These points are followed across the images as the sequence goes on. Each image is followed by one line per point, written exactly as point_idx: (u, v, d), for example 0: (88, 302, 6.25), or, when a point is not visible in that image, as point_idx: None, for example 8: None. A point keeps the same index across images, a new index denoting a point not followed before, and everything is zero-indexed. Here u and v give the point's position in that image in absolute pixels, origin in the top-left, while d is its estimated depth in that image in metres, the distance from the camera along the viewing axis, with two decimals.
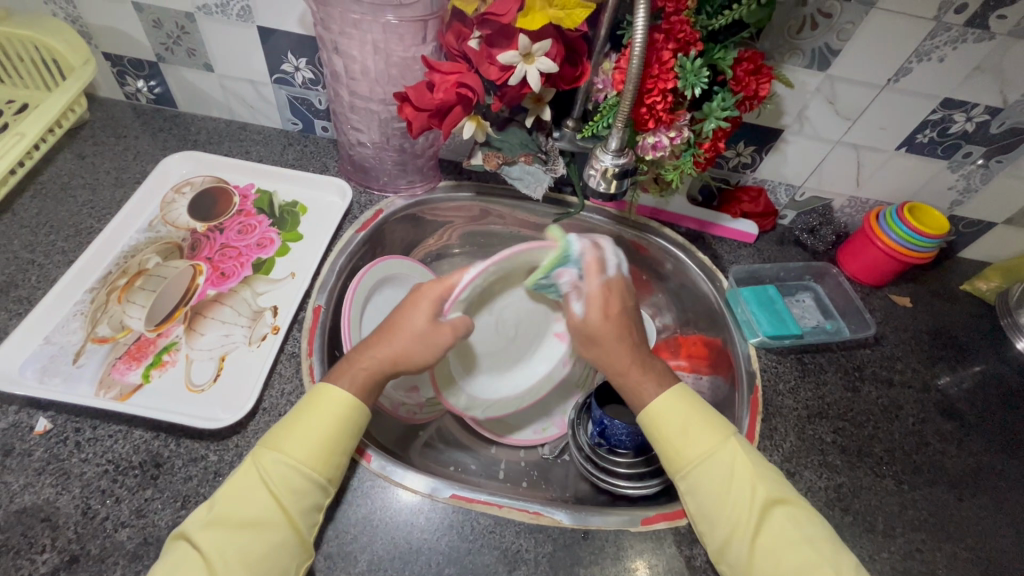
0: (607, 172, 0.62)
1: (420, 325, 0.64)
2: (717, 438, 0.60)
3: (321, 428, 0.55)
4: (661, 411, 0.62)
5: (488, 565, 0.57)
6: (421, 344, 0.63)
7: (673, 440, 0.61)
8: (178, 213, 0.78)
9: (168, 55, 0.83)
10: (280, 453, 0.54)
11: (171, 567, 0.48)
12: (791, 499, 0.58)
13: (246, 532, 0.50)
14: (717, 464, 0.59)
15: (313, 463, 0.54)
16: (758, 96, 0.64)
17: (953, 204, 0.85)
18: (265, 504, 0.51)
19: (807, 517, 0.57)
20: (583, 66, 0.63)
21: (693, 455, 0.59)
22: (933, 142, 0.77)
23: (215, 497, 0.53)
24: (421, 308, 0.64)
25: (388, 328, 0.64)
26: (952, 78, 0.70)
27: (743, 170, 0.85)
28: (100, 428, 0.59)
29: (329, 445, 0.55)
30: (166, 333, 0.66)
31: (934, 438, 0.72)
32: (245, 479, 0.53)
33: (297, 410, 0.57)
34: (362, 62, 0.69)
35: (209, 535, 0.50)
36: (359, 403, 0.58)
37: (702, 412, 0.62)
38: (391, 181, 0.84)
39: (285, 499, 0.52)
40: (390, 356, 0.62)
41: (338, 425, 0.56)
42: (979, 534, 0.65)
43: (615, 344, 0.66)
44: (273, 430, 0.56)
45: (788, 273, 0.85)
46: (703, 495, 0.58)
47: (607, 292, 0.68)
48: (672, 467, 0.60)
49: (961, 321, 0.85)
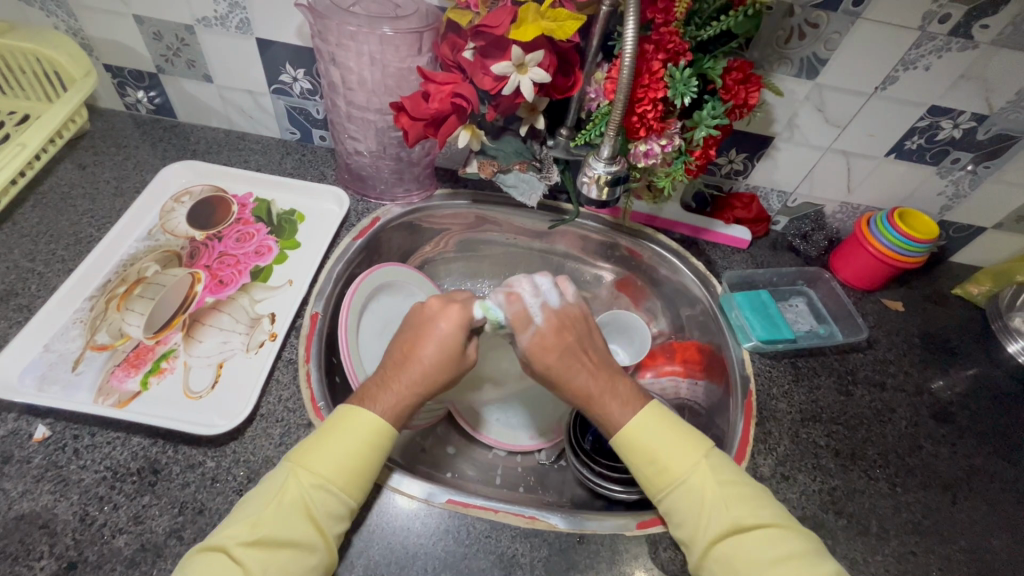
0: (599, 179, 0.63)
1: (439, 344, 0.63)
2: (693, 459, 0.59)
3: (358, 451, 0.55)
4: (635, 434, 0.61)
5: (485, 569, 0.57)
6: (444, 362, 0.63)
7: (646, 462, 0.60)
8: (177, 221, 0.79)
9: (168, 66, 0.84)
10: (317, 476, 0.53)
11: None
12: (775, 521, 0.56)
13: (285, 555, 0.50)
14: (691, 487, 0.58)
15: (351, 488, 0.54)
16: (748, 105, 0.65)
17: (943, 209, 0.86)
18: (303, 529, 0.51)
19: (789, 538, 0.55)
20: (575, 76, 0.65)
21: (668, 476, 0.59)
22: (921, 149, 0.78)
23: (250, 515, 0.51)
24: (439, 326, 0.64)
25: (405, 348, 0.64)
26: (938, 84, 0.71)
27: (735, 177, 0.86)
28: (99, 435, 0.59)
29: (365, 466, 0.56)
30: (165, 340, 0.67)
31: (927, 440, 0.72)
32: (281, 500, 0.52)
33: (332, 425, 0.57)
34: (358, 72, 0.71)
35: (248, 554, 0.49)
36: (386, 422, 0.58)
37: (678, 432, 0.61)
38: (388, 189, 0.85)
39: (325, 525, 0.52)
40: (418, 374, 0.62)
41: (371, 450, 0.56)
42: (972, 537, 0.65)
43: (573, 377, 0.65)
44: (304, 447, 0.56)
45: (781, 278, 0.87)
46: (681, 518, 0.58)
47: (558, 323, 0.68)
48: (649, 489, 0.60)
49: (953, 325, 0.86)
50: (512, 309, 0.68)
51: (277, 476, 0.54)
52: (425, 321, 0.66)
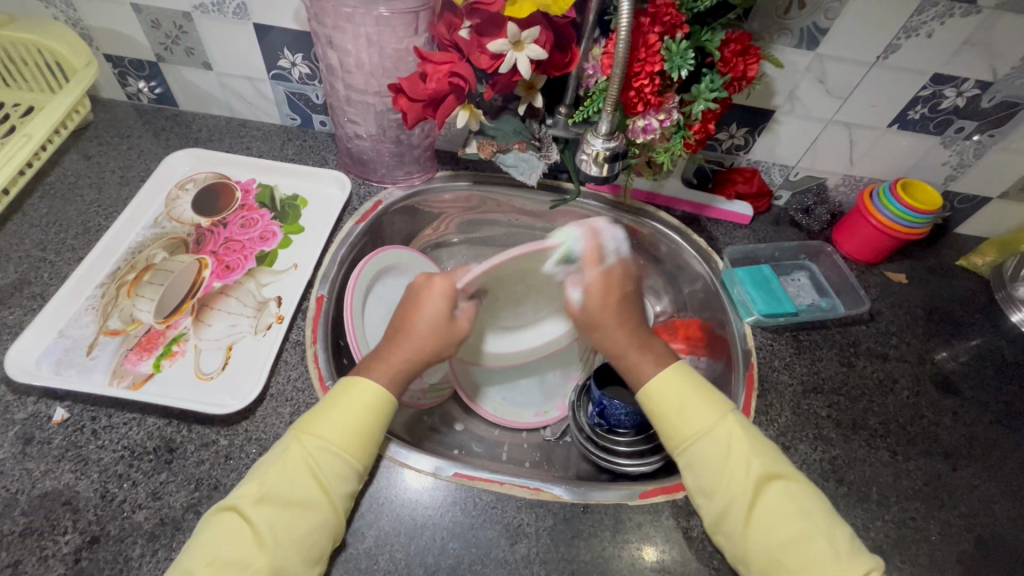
0: (598, 156, 0.63)
1: (433, 317, 0.66)
2: (714, 416, 0.61)
3: (360, 414, 0.57)
4: (661, 389, 0.63)
5: (491, 539, 0.59)
6: (439, 333, 0.66)
7: (671, 418, 0.62)
8: (183, 209, 0.80)
9: (167, 54, 0.85)
10: (318, 440, 0.55)
11: (218, 541, 0.50)
12: (788, 474, 0.59)
13: (293, 513, 0.52)
14: (715, 439, 0.60)
15: (354, 449, 0.56)
16: (746, 77, 0.64)
17: (948, 180, 0.85)
18: (310, 488, 0.53)
19: (803, 492, 0.58)
20: (572, 52, 0.64)
21: (692, 431, 0.61)
22: (925, 118, 0.77)
23: (259, 477, 0.54)
24: (433, 299, 0.67)
25: (400, 323, 0.66)
26: (941, 51, 0.70)
27: (736, 152, 0.86)
28: (115, 416, 0.61)
29: (367, 429, 0.57)
30: (175, 325, 0.68)
31: (928, 410, 0.73)
32: (290, 462, 0.54)
33: (338, 392, 0.59)
34: (356, 55, 0.71)
35: (256, 512, 0.52)
36: (386, 391, 0.60)
37: (701, 390, 0.64)
38: (389, 172, 0.86)
39: (330, 485, 0.54)
40: (414, 343, 0.64)
41: (374, 414, 0.58)
42: (972, 502, 0.66)
43: (613, 329, 0.70)
44: (309, 414, 0.58)
45: (783, 253, 0.87)
46: (703, 472, 0.59)
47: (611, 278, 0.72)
48: (672, 442, 0.62)
49: (957, 297, 0.85)
50: (591, 243, 0.72)
51: (283, 444, 0.56)
52: (420, 292, 0.68)
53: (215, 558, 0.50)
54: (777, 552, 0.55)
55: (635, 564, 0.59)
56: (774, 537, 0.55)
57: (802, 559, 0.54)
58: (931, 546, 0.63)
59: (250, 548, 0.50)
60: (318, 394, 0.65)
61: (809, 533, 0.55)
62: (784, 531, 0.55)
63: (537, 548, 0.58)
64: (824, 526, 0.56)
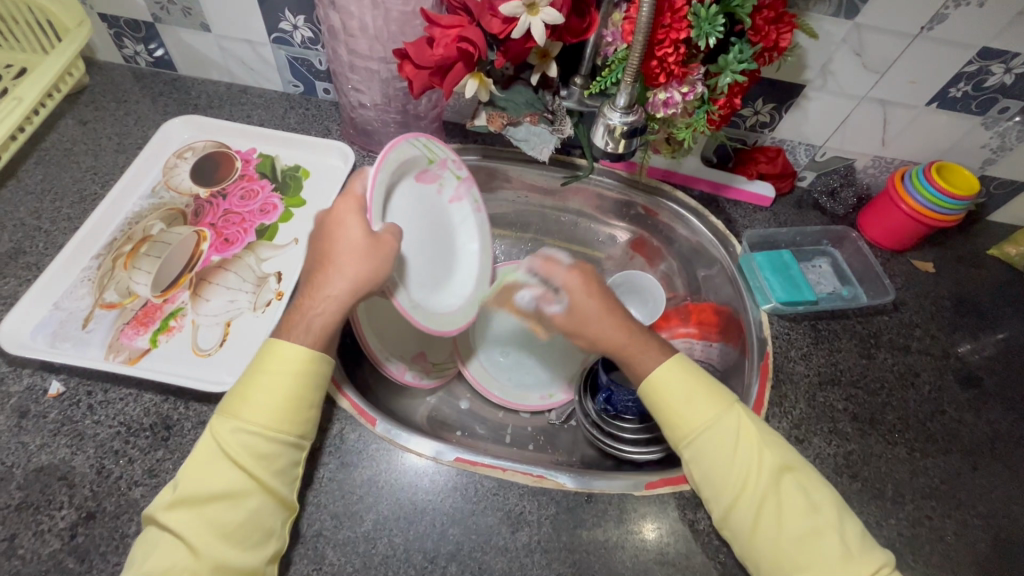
0: (615, 131, 0.59)
1: (352, 239, 0.55)
2: (718, 410, 0.58)
3: (277, 389, 0.53)
4: (663, 383, 0.59)
5: (492, 526, 0.57)
6: (367, 258, 0.54)
7: (673, 413, 0.59)
8: (181, 178, 0.78)
9: (164, 14, 0.81)
10: (247, 421, 0.52)
11: (152, 546, 0.49)
12: (798, 468, 0.57)
13: (225, 503, 0.50)
14: (721, 433, 0.57)
15: (278, 425, 0.53)
16: (779, 48, 0.60)
17: (985, 164, 0.80)
18: (231, 475, 0.50)
19: (816, 485, 0.56)
20: (590, 17, 0.60)
21: (697, 426, 0.58)
22: (967, 97, 0.72)
23: (178, 475, 0.51)
24: (348, 222, 0.55)
25: (318, 256, 0.56)
26: (993, 23, 0.64)
27: (760, 129, 0.81)
28: (111, 391, 0.60)
29: (290, 403, 0.53)
30: (172, 299, 0.66)
31: (950, 406, 0.70)
32: (207, 453, 0.51)
33: (250, 371, 0.54)
34: (360, 18, 0.66)
35: (182, 515, 0.49)
36: (312, 351, 0.54)
37: (704, 382, 0.60)
38: (394, 144, 0.82)
39: (255, 467, 0.51)
40: (339, 277, 0.54)
41: (297, 383, 0.53)
42: (990, 502, 0.64)
43: (602, 320, 0.62)
44: (228, 396, 0.54)
45: (805, 237, 0.83)
46: (708, 465, 0.57)
47: (583, 280, 0.64)
48: (676, 437, 0.59)
49: (986, 287, 0.81)
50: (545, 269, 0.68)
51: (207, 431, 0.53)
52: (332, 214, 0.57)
53: (151, 566, 0.48)
54: (788, 548, 0.53)
55: (640, 556, 0.57)
56: (786, 531, 0.54)
57: (813, 557, 0.52)
58: (945, 547, 0.61)
59: (184, 549, 0.48)
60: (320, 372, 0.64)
61: (817, 527, 0.53)
62: (791, 529, 0.54)
63: (539, 536, 0.57)
64: (836, 518, 0.54)
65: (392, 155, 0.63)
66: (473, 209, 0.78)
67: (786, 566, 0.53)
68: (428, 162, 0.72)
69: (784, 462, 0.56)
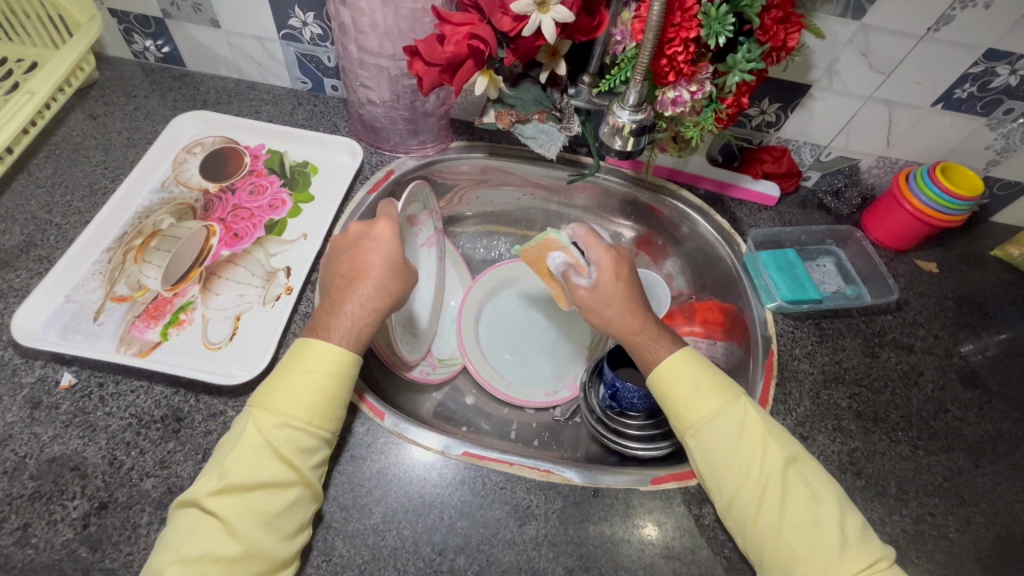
0: (623, 129, 0.59)
1: (384, 256, 0.63)
2: (725, 400, 0.59)
3: (316, 384, 0.55)
4: (672, 372, 0.60)
5: (499, 519, 0.58)
6: (395, 276, 0.63)
7: (679, 401, 0.60)
8: (190, 173, 0.78)
9: (174, 10, 0.81)
10: (284, 414, 0.53)
11: (185, 534, 0.49)
12: (802, 461, 0.58)
13: (262, 494, 0.51)
14: (727, 422, 0.58)
15: (318, 420, 0.54)
16: (787, 47, 0.60)
17: (989, 165, 0.81)
18: (271, 467, 0.51)
19: (819, 479, 0.57)
20: (600, 16, 0.60)
21: (704, 415, 0.59)
22: (972, 98, 0.72)
23: (216, 465, 0.52)
24: (381, 236, 0.63)
25: (349, 267, 0.62)
26: (999, 24, 0.65)
27: (766, 129, 0.82)
28: (123, 383, 0.61)
29: (328, 398, 0.55)
30: (182, 292, 0.67)
31: (952, 404, 0.71)
32: (247, 444, 0.52)
33: (287, 365, 0.56)
34: (370, 14, 0.66)
35: (221, 502, 0.50)
36: (349, 354, 0.57)
37: (711, 374, 0.61)
38: (402, 141, 0.83)
39: (295, 460, 0.53)
40: (369, 285, 0.61)
41: (336, 380, 0.56)
42: (993, 500, 0.64)
43: (622, 309, 0.65)
44: (263, 389, 0.55)
45: (809, 237, 0.83)
46: (713, 453, 0.57)
47: (614, 264, 0.67)
48: (681, 425, 0.60)
49: (989, 288, 0.82)
50: (587, 248, 0.67)
51: (240, 424, 0.54)
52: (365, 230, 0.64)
53: (183, 553, 0.48)
54: (790, 540, 0.54)
55: (646, 550, 0.58)
56: (789, 522, 0.54)
57: (814, 548, 0.53)
58: (948, 543, 0.61)
59: (221, 537, 0.49)
60: None
61: (817, 517, 0.54)
62: (792, 520, 0.54)
63: (546, 530, 0.58)
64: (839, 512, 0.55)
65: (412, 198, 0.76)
66: (437, 258, 0.85)
67: (788, 558, 0.53)
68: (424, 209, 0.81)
69: (789, 454, 0.57)
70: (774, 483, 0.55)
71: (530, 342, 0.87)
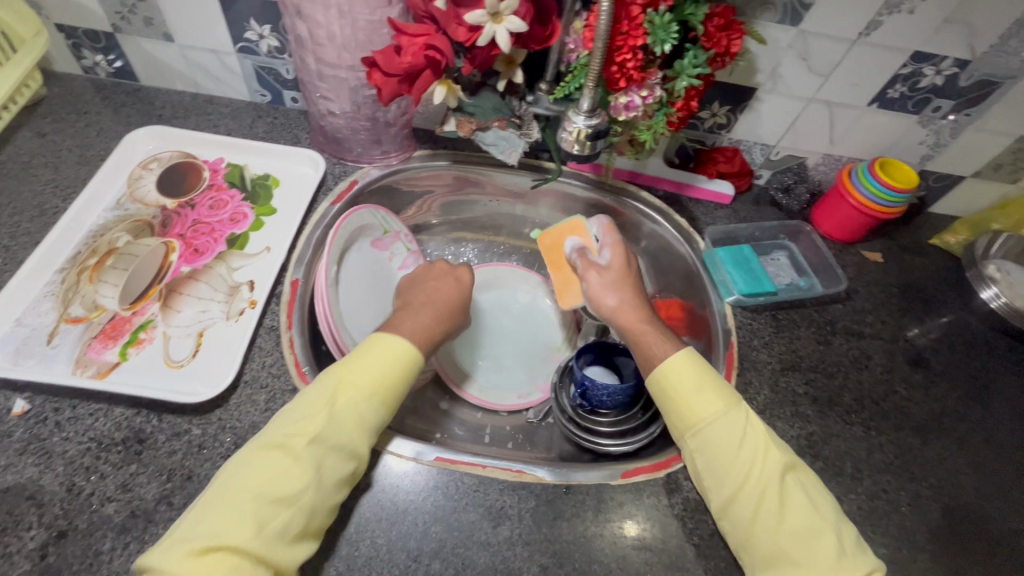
0: (579, 134, 0.61)
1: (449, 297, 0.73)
2: (728, 405, 0.61)
3: (366, 395, 0.57)
4: (676, 374, 0.63)
5: (474, 521, 0.58)
6: (453, 312, 0.72)
7: (681, 403, 0.62)
8: (146, 189, 0.76)
9: (125, 24, 0.80)
10: (319, 428, 0.54)
11: (212, 530, 0.48)
12: (799, 471, 0.59)
13: (296, 495, 0.51)
14: (728, 426, 0.60)
15: (361, 430, 0.56)
16: (730, 53, 0.63)
17: (923, 159, 0.86)
18: (311, 468, 0.52)
19: (815, 490, 0.58)
20: (552, 25, 0.62)
21: (705, 418, 0.61)
22: (904, 96, 0.77)
23: (255, 463, 0.52)
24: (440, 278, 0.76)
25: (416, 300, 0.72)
26: (922, 28, 0.69)
27: (718, 131, 0.85)
28: (80, 407, 0.59)
29: (372, 410, 0.57)
30: (141, 311, 0.65)
31: (900, 385, 0.75)
32: (291, 443, 0.53)
33: (339, 374, 0.58)
34: (328, 26, 0.67)
35: (257, 500, 0.50)
36: (406, 367, 0.61)
37: (713, 381, 0.63)
38: (365, 150, 0.83)
39: (332, 465, 0.53)
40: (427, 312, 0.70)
41: (384, 397, 0.58)
42: (941, 473, 0.68)
43: (628, 296, 0.73)
44: (313, 393, 0.57)
45: (763, 232, 0.87)
46: (711, 454, 0.59)
47: (624, 256, 0.77)
48: (680, 427, 0.62)
49: (930, 274, 0.87)
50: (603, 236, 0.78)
51: (282, 424, 0.55)
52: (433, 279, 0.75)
53: (208, 550, 0.47)
54: (786, 544, 0.55)
55: (619, 542, 0.59)
56: (784, 526, 0.55)
57: (812, 554, 0.54)
58: (901, 517, 0.64)
59: (250, 534, 0.48)
60: (294, 381, 0.63)
61: (815, 523, 0.55)
62: (790, 525, 0.55)
63: (520, 530, 0.58)
64: (834, 521, 0.56)
65: (352, 219, 0.77)
66: None
67: (782, 561, 0.54)
68: (382, 232, 0.84)
69: (787, 462, 0.59)
70: (772, 488, 0.57)
71: (503, 346, 0.89)
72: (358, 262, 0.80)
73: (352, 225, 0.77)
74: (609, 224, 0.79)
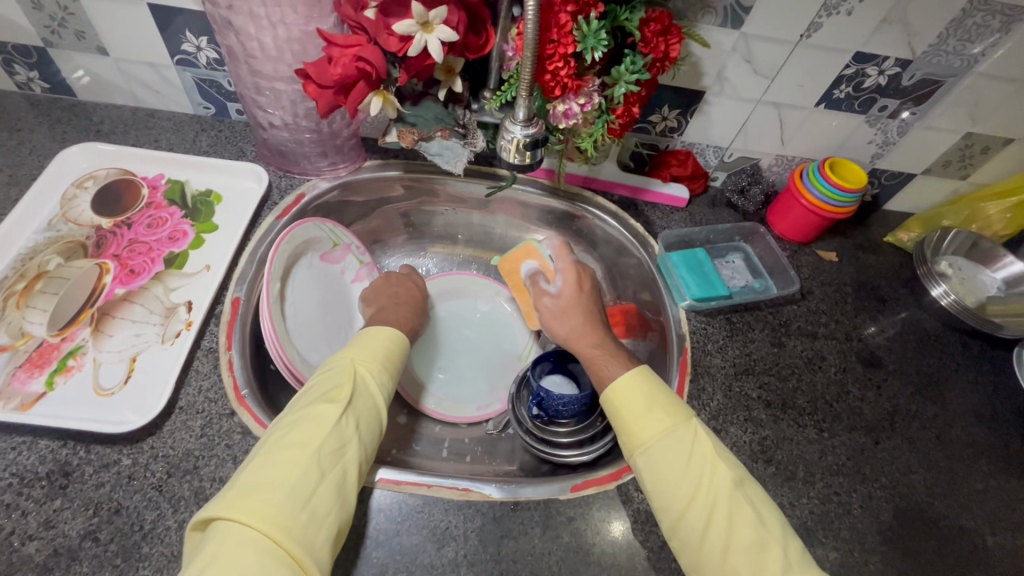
0: (517, 144, 0.60)
1: (414, 293, 0.81)
2: (677, 420, 0.60)
3: (364, 381, 0.59)
4: (624, 391, 0.62)
5: (417, 544, 0.57)
6: (417, 303, 0.80)
7: (630, 421, 0.61)
8: (81, 209, 0.74)
9: (55, 39, 0.77)
10: (324, 416, 0.54)
11: (231, 542, 0.44)
12: (751, 486, 0.57)
13: (314, 486, 0.49)
14: (677, 442, 0.58)
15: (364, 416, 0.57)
16: (669, 58, 0.63)
17: (874, 158, 0.86)
18: (323, 458, 0.51)
19: (767, 506, 0.56)
20: (486, 34, 0.61)
21: (653, 434, 0.59)
22: (849, 97, 0.78)
23: (264, 465, 0.50)
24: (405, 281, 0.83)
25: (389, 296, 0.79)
26: (862, 30, 0.70)
27: (670, 134, 0.85)
28: (2, 441, 0.56)
29: (369, 396, 0.59)
30: (71, 337, 0.63)
31: (853, 385, 0.75)
32: (297, 437, 0.52)
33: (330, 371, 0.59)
34: (259, 39, 0.65)
35: (276, 499, 0.47)
36: (393, 357, 0.64)
37: (663, 397, 0.62)
38: (311, 162, 0.81)
39: (342, 453, 0.53)
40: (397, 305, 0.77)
41: (378, 383, 0.61)
42: (892, 473, 0.68)
43: (579, 318, 0.73)
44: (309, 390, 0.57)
45: (718, 235, 0.87)
46: (659, 472, 0.57)
47: (576, 275, 0.77)
48: (630, 446, 0.60)
49: (885, 272, 0.87)
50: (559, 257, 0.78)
51: (282, 424, 0.54)
52: (405, 300, 0.79)
53: (231, 561, 0.43)
54: (736, 563, 0.52)
55: (568, 558, 0.58)
56: (734, 546, 0.53)
57: (760, 571, 0.52)
58: (852, 520, 0.64)
59: (274, 536, 0.45)
60: (232, 404, 0.61)
61: (765, 541, 0.53)
62: (739, 544, 0.53)
63: (465, 550, 0.57)
64: (785, 538, 0.53)
65: (296, 235, 0.75)
66: None
67: None
68: (332, 245, 0.82)
69: (739, 477, 0.56)
70: (721, 506, 0.54)
71: (461, 357, 0.88)
72: (302, 276, 0.78)
73: (296, 240, 0.75)
74: (562, 244, 0.79)
